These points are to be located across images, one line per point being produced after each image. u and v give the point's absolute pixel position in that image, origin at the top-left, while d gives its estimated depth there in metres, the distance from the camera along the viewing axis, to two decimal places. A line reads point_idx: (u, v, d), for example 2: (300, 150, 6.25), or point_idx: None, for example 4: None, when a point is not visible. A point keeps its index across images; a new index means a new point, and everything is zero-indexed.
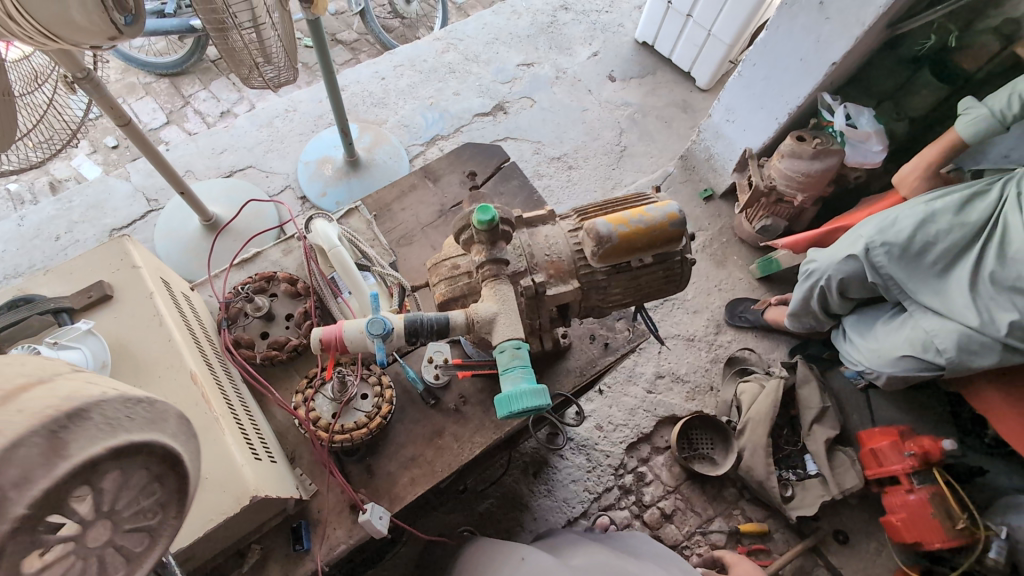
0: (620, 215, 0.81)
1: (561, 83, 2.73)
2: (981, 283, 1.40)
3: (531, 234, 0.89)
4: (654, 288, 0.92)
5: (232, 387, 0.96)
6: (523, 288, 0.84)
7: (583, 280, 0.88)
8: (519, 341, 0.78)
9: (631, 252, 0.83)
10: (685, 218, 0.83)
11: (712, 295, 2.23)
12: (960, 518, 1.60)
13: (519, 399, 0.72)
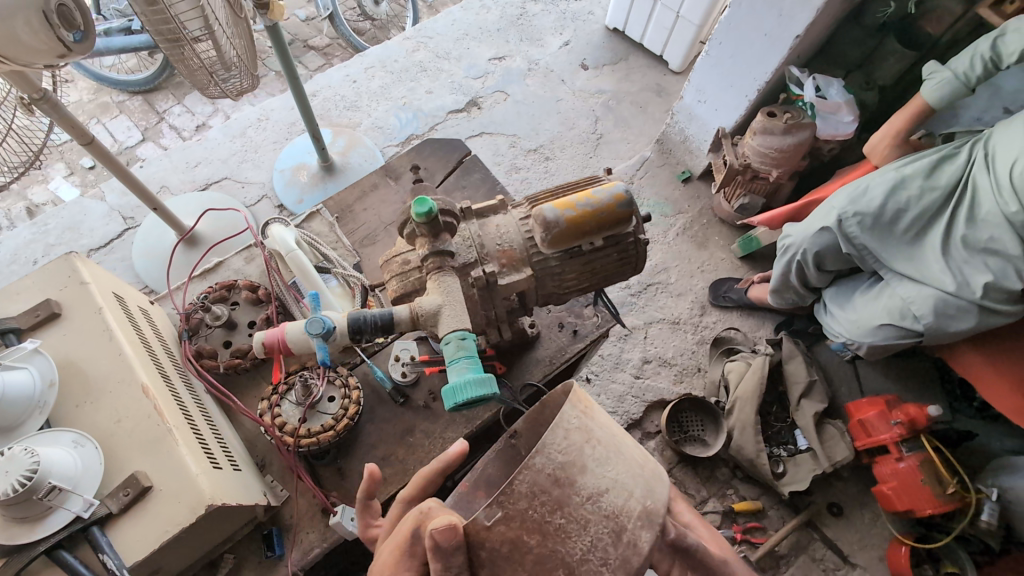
0: (566, 200, 0.80)
1: (534, 75, 2.71)
2: (954, 247, 1.40)
3: (481, 225, 0.87)
4: (609, 271, 0.90)
5: (192, 398, 0.96)
6: (474, 278, 0.83)
7: (537, 268, 0.86)
8: (464, 332, 0.77)
9: (582, 236, 0.82)
10: (632, 199, 0.81)
11: (694, 277, 2.22)
12: (949, 483, 1.60)
13: (464, 390, 0.69)
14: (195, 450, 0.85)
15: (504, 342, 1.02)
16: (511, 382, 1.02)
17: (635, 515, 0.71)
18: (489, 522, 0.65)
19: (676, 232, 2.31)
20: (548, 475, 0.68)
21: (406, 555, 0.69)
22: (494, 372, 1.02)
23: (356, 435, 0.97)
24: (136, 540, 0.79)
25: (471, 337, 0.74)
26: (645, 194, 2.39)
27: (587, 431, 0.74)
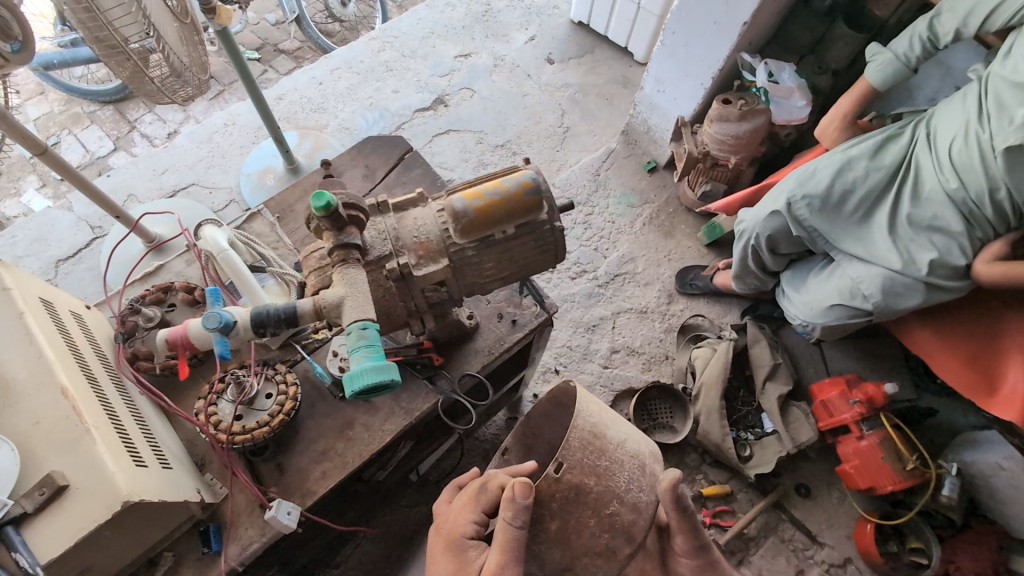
0: (475, 189, 0.78)
1: (500, 71, 2.73)
2: (900, 225, 1.42)
3: (399, 218, 0.83)
4: (529, 260, 0.86)
5: (121, 397, 0.90)
6: (387, 270, 0.79)
7: (455, 259, 0.82)
8: (367, 321, 0.71)
9: (492, 227, 0.79)
10: (540, 185, 0.79)
11: (662, 266, 2.24)
12: (910, 459, 1.63)
13: (361, 377, 0.67)
14: (116, 449, 0.80)
15: (441, 333, 1.03)
16: (450, 373, 1.04)
17: (649, 456, 0.99)
18: (558, 473, 0.86)
19: (642, 222, 2.32)
20: (584, 432, 0.92)
21: (476, 502, 0.89)
22: (432, 363, 1.03)
23: (296, 430, 0.98)
24: (51, 539, 0.74)
25: (373, 326, 0.70)
26: (612, 185, 2.40)
27: (600, 405, 1.00)
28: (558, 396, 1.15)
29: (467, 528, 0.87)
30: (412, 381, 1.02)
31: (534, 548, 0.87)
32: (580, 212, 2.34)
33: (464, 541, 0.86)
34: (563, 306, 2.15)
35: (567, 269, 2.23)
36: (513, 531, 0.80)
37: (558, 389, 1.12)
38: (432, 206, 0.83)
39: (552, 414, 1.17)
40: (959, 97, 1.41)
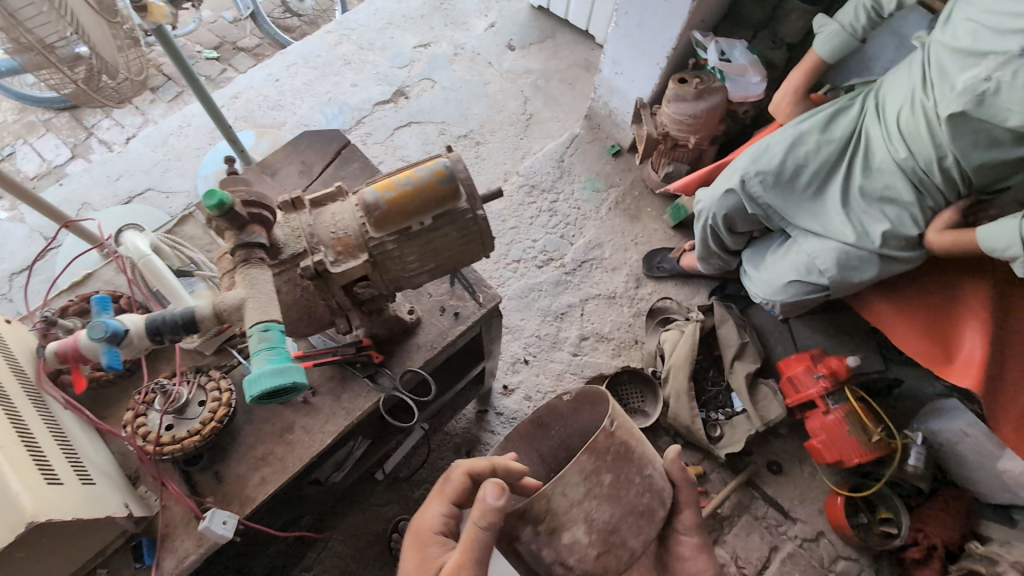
0: (387, 180, 0.77)
1: (460, 60, 2.68)
2: (853, 198, 1.42)
3: (316, 213, 0.81)
4: (454, 251, 0.84)
5: (38, 413, 0.85)
6: (301, 268, 0.76)
7: (374, 252, 0.79)
8: (269, 323, 0.70)
9: (409, 217, 0.77)
10: (455, 172, 0.78)
11: (629, 250, 2.22)
12: (874, 431, 1.65)
13: (259, 381, 0.65)
14: (24, 467, 0.76)
15: (380, 331, 1.02)
16: (392, 369, 1.03)
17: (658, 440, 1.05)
18: (613, 427, 0.89)
19: (608, 207, 2.30)
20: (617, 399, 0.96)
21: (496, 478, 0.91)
22: (372, 361, 1.02)
23: (233, 436, 0.96)
24: None
25: (273, 327, 0.69)
26: (577, 171, 2.37)
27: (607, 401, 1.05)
28: (537, 420, 1.16)
29: (434, 520, 0.90)
30: (353, 381, 1.01)
31: (586, 504, 0.85)
32: (546, 199, 2.31)
33: (429, 535, 0.89)
34: (531, 295, 2.12)
35: (534, 258, 2.19)
36: (479, 533, 0.80)
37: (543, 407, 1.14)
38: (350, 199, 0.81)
39: (530, 437, 1.18)
40: (904, 68, 1.42)
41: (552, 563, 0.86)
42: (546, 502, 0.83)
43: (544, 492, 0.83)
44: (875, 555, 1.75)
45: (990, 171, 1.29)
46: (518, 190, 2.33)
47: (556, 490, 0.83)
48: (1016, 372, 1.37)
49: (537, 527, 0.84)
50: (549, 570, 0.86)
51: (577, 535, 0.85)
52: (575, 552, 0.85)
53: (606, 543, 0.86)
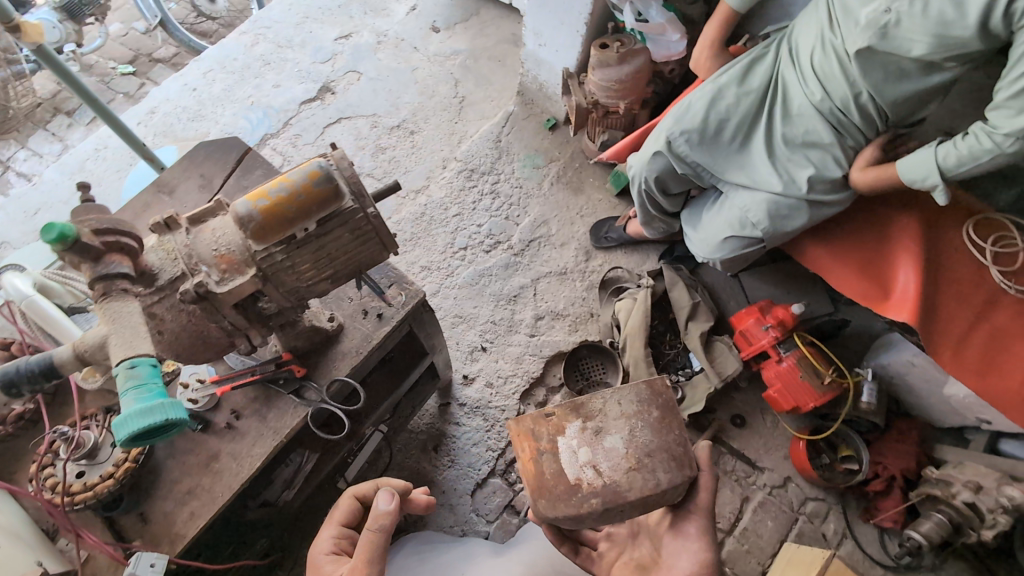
0: (261, 191, 0.81)
1: (384, 48, 2.59)
2: (777, 147, 1.42)
3: (194, 231, 0.85)
4: (350, 250, 0.89)
5: None
6: (181, 292, 0.80)
7: (263, 265, 0.84)
8: (135, 359, 0.75)
9: (290, 224, 0.82)
10: (330, 172, 0.82)
11: (575, 223, 2.18)
12: (826, 373, 1.68)
13: (132, 420, 0.70)
14: None
15: (299, 344, 1.03)
16: (317, 382, 1.04)
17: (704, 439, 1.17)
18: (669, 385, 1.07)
19: (550, 181, 2.25)
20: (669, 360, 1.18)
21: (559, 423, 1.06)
22: (295, 375, 1.03)
23: (155, 474, 0.96)
24: None
25: (140, 364, 0.74)
26: (515, 148, 2.31)
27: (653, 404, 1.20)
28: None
29: (325, 542, 1.02)
30: (279, 399, 1.02)
31: (632, 419, 1.01)
32: (486, 180, 2.25)
33: (324, 556, 0.99)
34: (482, 281, 2.06)
35: (481, 241, 2.13)
36: (374, 537, 0.91)
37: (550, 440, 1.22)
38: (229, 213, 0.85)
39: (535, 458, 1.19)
40: (811, 10, 1.42)
41: (585, 465, 0.99)
42: (599, 402, 1.03)
43: (600, 393, 1.04)
44: (842, 492, 1.78)
45: (903, 104, 1.31)
46: (457, 175, 2.26)
47: (610, 397, 1.04)
48: (950, 299, 1.39)
49: (584, 425, 1.02)
50: (580, 472, 0.99)
51: (616, 442, 1.00)
52: (610, 459, 0.99)
53: (638, 461, 0.99)
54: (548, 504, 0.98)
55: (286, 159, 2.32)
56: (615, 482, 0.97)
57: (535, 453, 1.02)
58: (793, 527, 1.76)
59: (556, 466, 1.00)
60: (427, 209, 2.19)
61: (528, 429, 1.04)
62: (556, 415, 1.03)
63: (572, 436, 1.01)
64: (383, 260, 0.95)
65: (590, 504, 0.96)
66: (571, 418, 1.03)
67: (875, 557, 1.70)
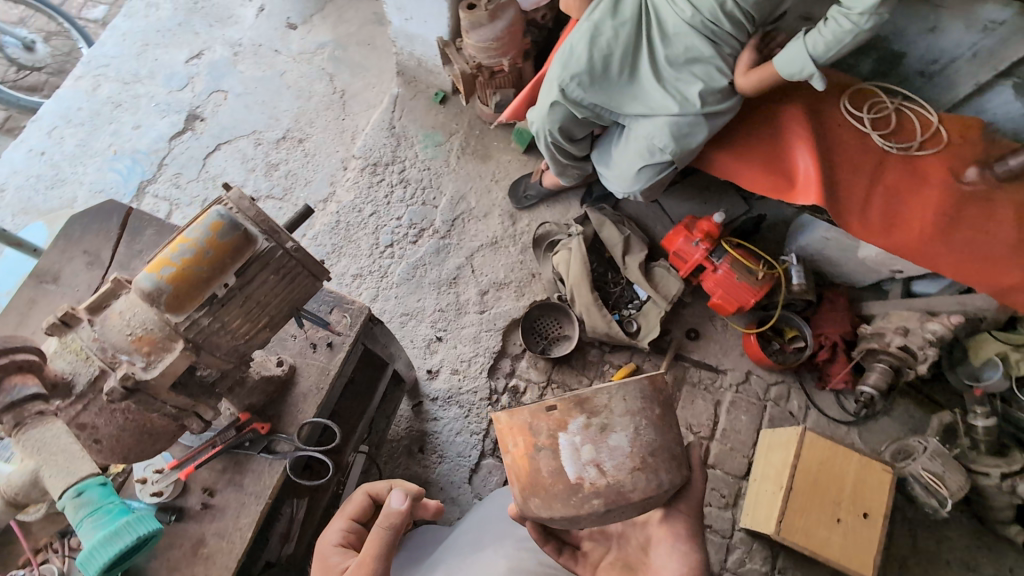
0: (164, 260, 0.80)
1: (243, 58, 2.40)
2: (664, 70, 1.45)
3: (99, 320, 0.83)
4: (281, 291, 0.92)
5: None
6: (108, 393, 0.80)
7: (193, 335, 0.84)
8: (83, 484, 0.69)
9: (205, 286, 0.82)
10: (231, 220, 0.82)
11: (492, 190, 2.15)
12: (758, 269, 1.78)
13: (95, 551, 0.65)
14: None
15: (255, 401, 1.05)
16: (287, 433, 1.08)
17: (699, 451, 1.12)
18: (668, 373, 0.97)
19: (456, 155, 2.20)
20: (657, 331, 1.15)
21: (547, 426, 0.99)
22: (260, 434, 1.06)
23: None
24: None
25: (89, 490, 0.68)
26: (411, 130, 2.24)
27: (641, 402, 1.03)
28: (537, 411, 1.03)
29: (333, 534, 1.01)
30: (250, 461, 1.04)
31: (638, 417, 0.91)
32: (392, 171, 2.17)
33: (330, 548, 0.98)
34: (417, 273, 2.02)
35: (405, 233, 2.08)
36: (383, 534, 0.90)
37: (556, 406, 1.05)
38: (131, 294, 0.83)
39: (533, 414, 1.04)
40: None
41: (588, 464, 0.90)
42: (604, 398, 0.91)
43: (605, 387, 0.92)
44: (797, 371, 1.93)
45: (764, 4, 1.37)
46: (362, 173, 2.17)
47: (616, 392, 0.92)
48: (848, 170, 1.50)
49: (588, 420, 0.90)
50: (583, 471, 0.90)
51: (621, 441, 0.90)
52: (615, 458, 0.90)
53: (643, 462, 0.90)
54: (542, 502, 0.93)
55: (174, 204, 2.13)
56: (619, 482, 0.89)
57: (531, 448, 0.93)
58: (765, 415, 1.88)
59: (555, 463, 0.92)
60: (341, 215, 2.10)
61: (524, 423, 0.94)
62: (558, 410, 0.91)
63: (574, 432, 0.91)
64: (319, 290, 0.98)
65: (591, 505, 0.90)
66: (574, 414, 0.91)
67: (837, 417, 1.87)
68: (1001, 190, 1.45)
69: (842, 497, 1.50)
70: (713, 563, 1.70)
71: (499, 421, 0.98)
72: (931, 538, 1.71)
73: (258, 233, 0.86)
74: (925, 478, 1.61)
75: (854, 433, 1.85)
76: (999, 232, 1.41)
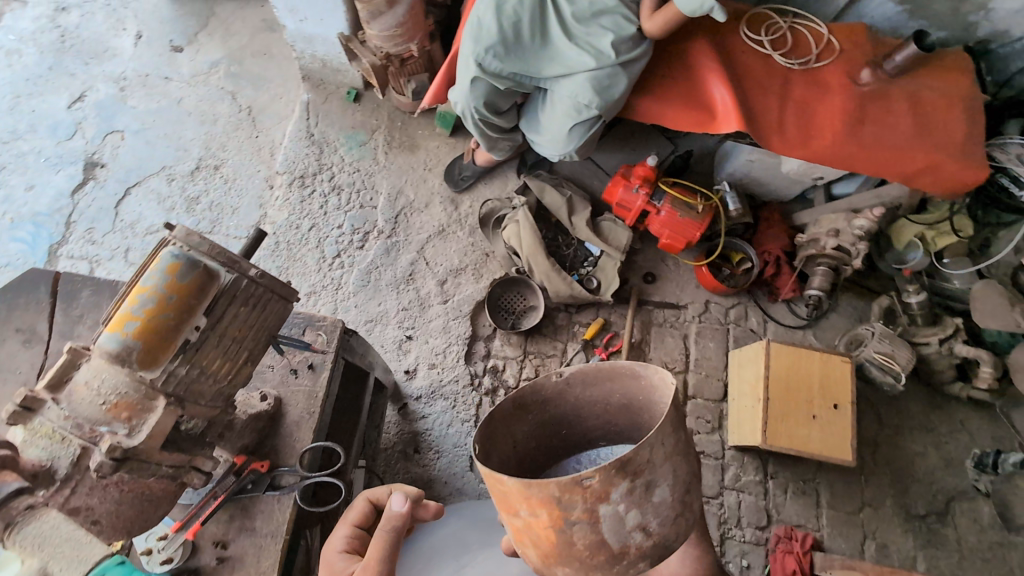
0: (131, 314, 0.86)
1: (132, 92, 2.24)
2: (572, 27, 1.48)
3: (66, 395, 0.86)
4: (252, 321, 0.99)
5: None
6: (97, 469, 0.82)
7: (174, 387, 0.90)
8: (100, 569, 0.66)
9: (175, 333, 0.89)
10: (192, 262, 0.90)
11: (427, 179, 2.13)
12: (697, 203, 1.86)
13: None
14: None
15: (248, 442, 1.10)
16: (289, 465, 1.10)
17: None
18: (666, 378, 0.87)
19: (383, 151, 2.15)
20: None
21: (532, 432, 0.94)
22: (260, 473, 1.08)
23: None
24: None
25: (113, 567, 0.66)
26: (330, 135, 2.16)
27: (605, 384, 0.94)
28: (519, 399, 0.95)
29: (337, 542, 0.93)
30: (258, 503, 1.06)
31: (675, 459, 0.77)
32: (322, 180, 2.10)
33: (334, 555, 0.91)
34: (372, 277, 1.98)
35: (350, 240, 2.03)
36: (384, 538, 0.86)
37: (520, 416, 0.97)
38: (96, 358, 0.87)
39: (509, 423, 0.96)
40: None
41: (633, 532, 0.75)
42: (647, 453, 0.73)
43: (648, 440, 0.73)
44: (750, 290, 2.04)
45: None
46: (290, 188, 2.09)
47: (656, 439, 0.74)
48: (760, 92, 1.57)
49: (632, 484, 0.73)
50: (627, 540, 0.76)
51: (665, 494, 0.76)
52: (660, 516, 0.76)
53: (683, 506, 0.79)
54: (576, 570, 0.79)
55: (95, 260, 1.98)
56: (665, 538, 0.78)
57: (560, 522, 0.75)
58: (730, 337, 1.98)
59: (591, 538, 0.75)
60: (279, 235, 2.02)
61: (551, 496, 0.73)
62: (597, 483, 0.71)
63: (616, 501, 0.73)
64: (289, 312, 1.06)
65: (636, 568, 0.79)
66: (616, 481, 0.72)
67: (793, 324, 2.00)
68: (891, 86, 1.59)
69: (813, 394, 1.61)
70: (712, 484, 1.80)
71: (507, 485, 0.76)
72: (893, 411, 1.88)
73: (217, 267, 0.93)
74: (878, 359, 1.76)
75: (810, 334, 1.98)
76: (899, 125, 1.55)
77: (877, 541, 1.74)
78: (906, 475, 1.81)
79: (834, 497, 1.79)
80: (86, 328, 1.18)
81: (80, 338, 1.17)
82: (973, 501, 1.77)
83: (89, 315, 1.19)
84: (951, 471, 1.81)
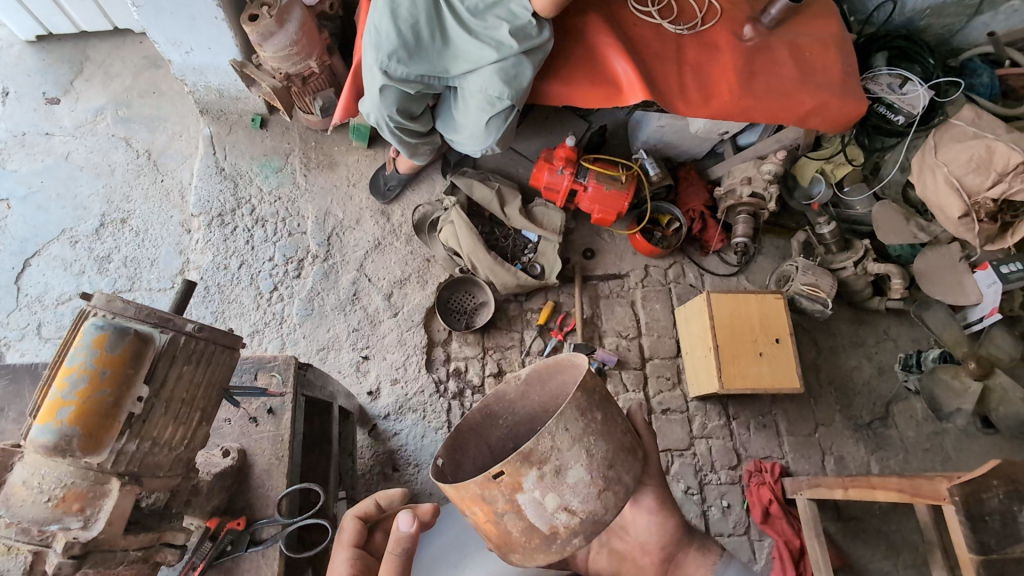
0: (63, 401, 0.80)
1: (10, 155, 2.05)
2: (470, 23, 1.49)
3: (5, 497, 0.80)
4: (198, 379, 0.94)
5: None
6: (57, 570, 0.79)
7: (129, 465, 0.86)
8: None
9: (117, 409, 0.83)
10: (118, 331, 0.84)
11: (353, 195, 2.09)
12: (620, 175, 1.93)
13: None
14: None
15: (219, 502, 1.05)
16: (268, 517, 1.07)
17: None
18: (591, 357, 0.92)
19: (302, 174, 2.09)
20: None
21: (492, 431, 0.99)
22: (238, 530, 1.04)
23: None
24: None
25: None
26: (243, 166, 2.07)
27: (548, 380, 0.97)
28: (484, 406, 0.99)
29: (341, 567, 0.91)
30: (243, 560, 1.02)
31: (585, 438, 0.80)
32: (242, 215, 2.01)
33: None
34: (315, 304, 1.93)
35: (284, 271, 1.96)
36: (393, 559, 0.85)
37: (489, 422, 1.00)
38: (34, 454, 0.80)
39: (480, 429, 0.99)
40: None
41: (555, 512, 0.80)
42: (547, 440, 0.79)
43: (544, 428, 0.78)
44: (683, 248, 2.14)
45: None
46: (210, 229, 1.99)
47: (554, 425, 0.79)
48: (657, 62, 1.64)
49: (540, 471, 0.79)
50: (551, 519, 0.80)
51: (579, 473, 0.80)
52: (579, 493, 0.80)
53: (605, 480, 0.81)
54: (523, 556, 0.84)
55: (3, 343, 1.81)
56: (591, 513, 0.80)
57: (492, 515, 0.82)
58: (674, 296, 2.08)
59: (522, 523, 0.81)
60: (207, 279, 1.93)
61: (476, 495, 0.81)
62: (507, 474, 0.78)
63: (531, 488, 0.79)
64: (237, 359, 1.02)
65: (571, 544, 0.81)
66: (524, 470, 0.78)
67: (726, 273, 2.12)
68: (771, 38, 1.71)
69: (756, 334, 1.73)
70: (683, 437, 1.89)
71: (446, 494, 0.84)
72: (827, 334, 2.04)
73: (150, 329, 0.88)
74: (805, 290, 1.90)
75: (743, 280, 2.11)
76: (785, 74, 1.67)
77: (835, 455, 1.90)
78: (848, 390, 1.97)
79: (791, 424, 1.92)
80: (11, 422, 1.09)
81: (7, 433, 1.09)
82: (907, 400, 1.96)
83: (12, 406, 1.11)
84: (883, 377, 1.99)
